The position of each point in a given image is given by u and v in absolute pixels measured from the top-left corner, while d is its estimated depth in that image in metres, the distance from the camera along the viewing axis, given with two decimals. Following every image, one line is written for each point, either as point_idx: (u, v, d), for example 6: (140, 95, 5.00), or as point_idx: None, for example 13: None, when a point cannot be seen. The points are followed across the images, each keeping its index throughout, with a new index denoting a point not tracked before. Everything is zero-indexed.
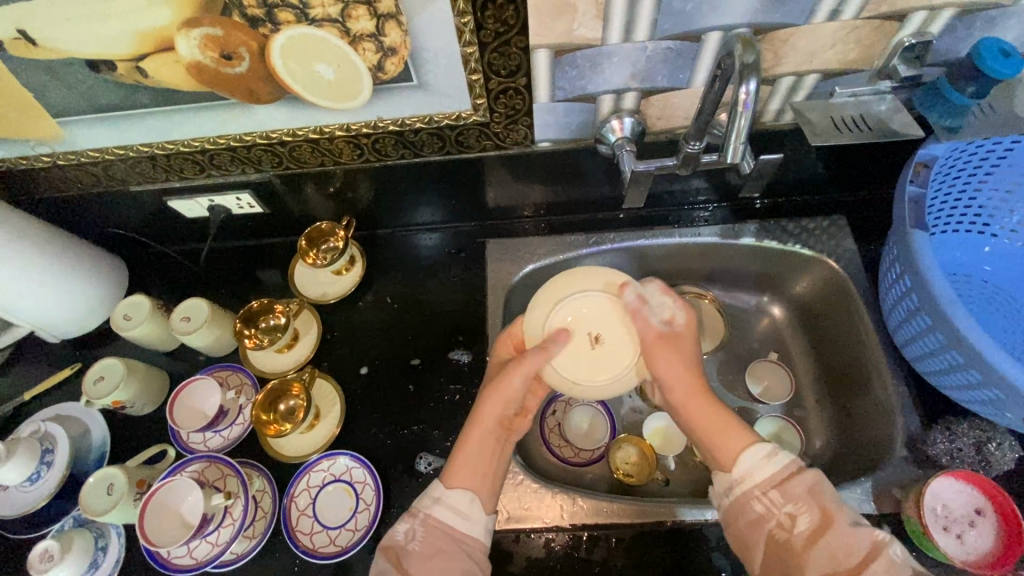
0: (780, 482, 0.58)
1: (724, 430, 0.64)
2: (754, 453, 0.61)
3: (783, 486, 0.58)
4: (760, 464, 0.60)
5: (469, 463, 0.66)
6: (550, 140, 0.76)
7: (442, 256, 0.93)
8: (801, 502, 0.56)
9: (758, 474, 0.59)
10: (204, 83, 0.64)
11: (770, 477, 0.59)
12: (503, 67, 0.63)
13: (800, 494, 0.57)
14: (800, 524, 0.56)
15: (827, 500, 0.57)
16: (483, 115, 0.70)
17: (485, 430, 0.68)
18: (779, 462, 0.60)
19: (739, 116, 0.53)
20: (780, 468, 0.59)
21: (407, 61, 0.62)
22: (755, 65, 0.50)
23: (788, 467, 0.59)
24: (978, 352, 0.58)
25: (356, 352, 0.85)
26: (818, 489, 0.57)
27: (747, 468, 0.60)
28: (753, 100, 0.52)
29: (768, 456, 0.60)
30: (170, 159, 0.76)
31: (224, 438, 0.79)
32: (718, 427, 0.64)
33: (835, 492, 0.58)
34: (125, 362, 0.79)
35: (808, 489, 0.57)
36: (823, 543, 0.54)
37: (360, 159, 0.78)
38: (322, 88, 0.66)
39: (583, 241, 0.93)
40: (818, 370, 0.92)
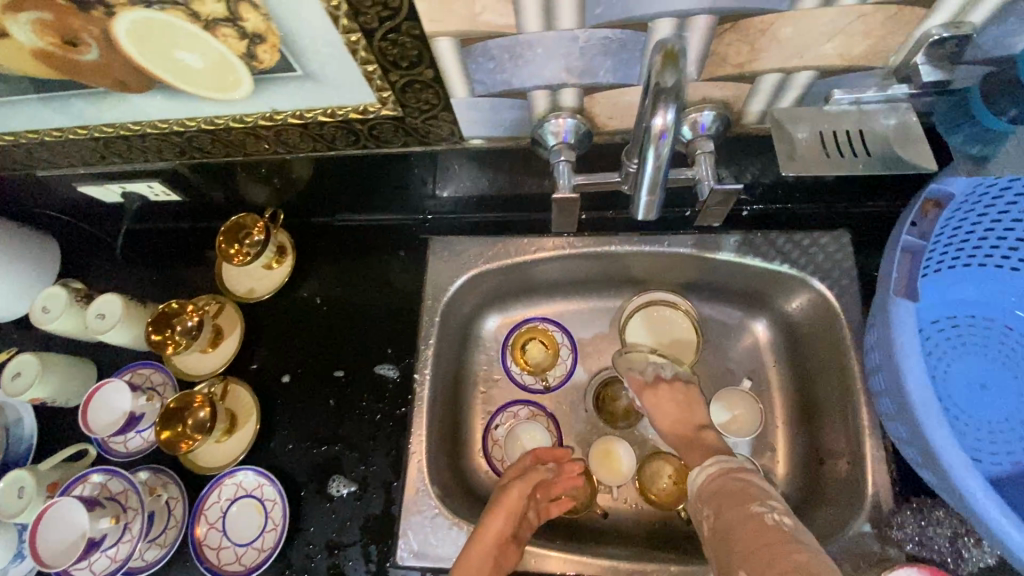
0: (708, 481, 0.70)
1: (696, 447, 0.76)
2: (741, 471, 0.69)
3: (711, 487, 0.69)
4: (705, 474, 0.71)
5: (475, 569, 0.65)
6: (481, 137, 0.63)
7: (382, 252, 0.84)
8: (715, 502, 0.67)
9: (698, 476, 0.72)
10: (58, 71, 0.55)
11: (706, 474, 0.71)
12: (401, 57, 0.51)
13: (717, 492, 0.67)
14: (714, 518, 0.65)
15: (748, 493, 0.65)
16: (395, 108, 0.59)
17: (483, 541, 0.67)
18: (709, 472, 0.71)
19: (654, 147, 0.41)
20: (715, 468, 0.70)
21: (282, 50, 0.51)
22: (675, 91, 0.37)
23: (717, 467, 0.70)
24: (945, 468, 0.50)
25: (281, 357, 0.80)
26: (725, 486, 0.67)
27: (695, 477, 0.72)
28: (673, 132, 0.39)
29: (707, 470, 0.71)
30: (64, 145, 0.68)
31: (144, 440, 0.76)
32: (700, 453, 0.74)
33: (746, 482, 0.67)
34: (40, 357, 0.76)
35: (721, 484, 0.68)
36: (729, 532, 0.62)
37: (268, 151, 0.68)
38: (192, 79, 0.55)
39: (538, 245, 0.82)
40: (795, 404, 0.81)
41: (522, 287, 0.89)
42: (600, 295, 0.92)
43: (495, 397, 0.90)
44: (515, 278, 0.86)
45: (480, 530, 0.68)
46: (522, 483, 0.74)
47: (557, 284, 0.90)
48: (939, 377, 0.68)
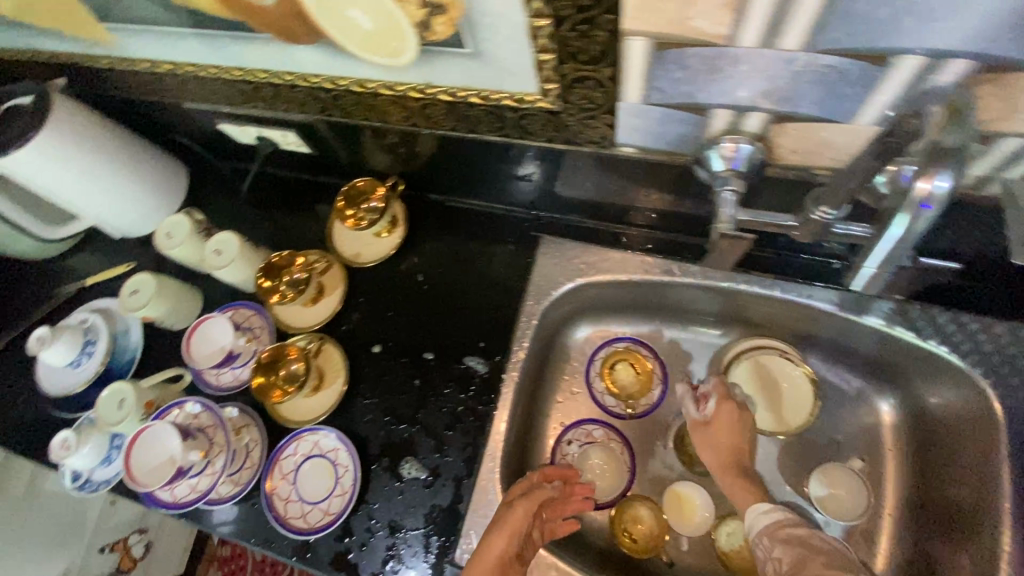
0: (773, 528, 0.62)
1: (739, 482, 0.71)
2: (761, 506, 0.65)
3: (780, 531, 0.62)
4: (763, 514, 0.65)
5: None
6: (635, 145, 0.58)
7: (491, 242, 0.81)
8: (784, 545, 0.60)
9: (761, 523, 0.64)
10: (233, 11, 0.54)
11: (767, 525, 0.63)
12: (583, 51, 0.47)
13: (790, 536, 0.60)
14: (784, 564, 0.58)
15: (817, 546, 0.58)
16: (555, 102, 0.55)
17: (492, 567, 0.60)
18: (770, 516, 0.64)
19: (913, 211, 0.43)
20: (776, 516, 0.64)
21: (459, 24, 0.47)
22: (959, 154, 0.39)
23: (781, 516, 0.63)
24: None
25: (375, 326, 0.79)
26: (789, 535, 0.60)
27: (756, 515, 0.65)
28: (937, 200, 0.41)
29: (768, 511, 0.65)
30: (216, 82, 0.69)
31: (235, 378, 0.78)
32: (740, 487, 0.70)
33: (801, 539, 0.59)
34: (157, 280, 0.78)
35: (798, 536, 0.60)
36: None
37: (407, 122, 0.66)
38: (359, 39, 0.53)
39: (656, 267, 0.75)
40: (734, 437, 0.73)
41: (625, 305, 0.84)
42: (704, 329, 0.86)
43: (573, 410, 0.86)
44: (619, 295, 0.82)
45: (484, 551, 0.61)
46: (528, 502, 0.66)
47: (665, 309, 0.84)
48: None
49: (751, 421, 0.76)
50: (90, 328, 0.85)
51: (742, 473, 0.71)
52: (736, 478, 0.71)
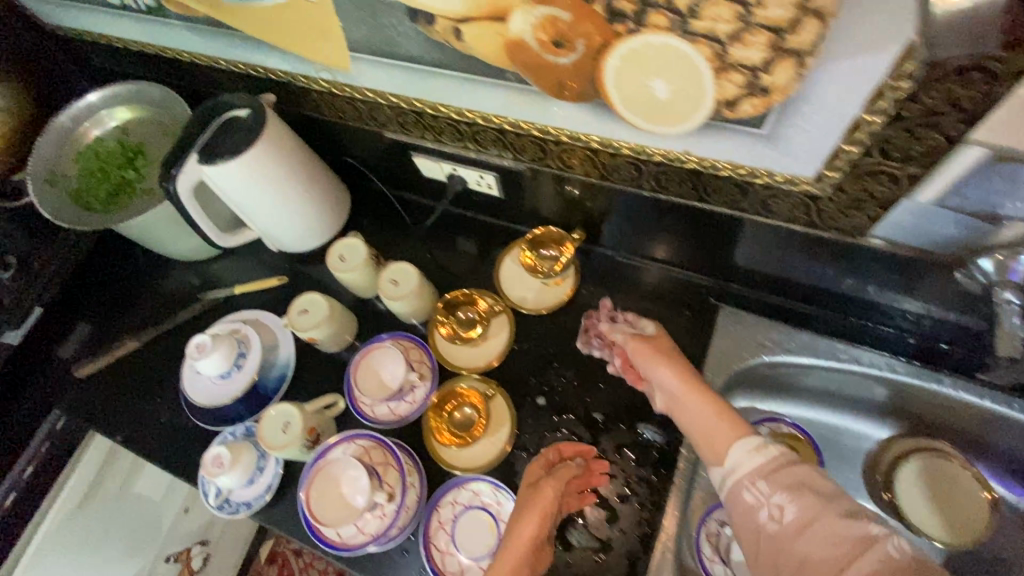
0: (771, 470, 0.48)
1: (697, 411, 0.57)
2: (741, 444, 0.51)
3: (768, 476, 0.48)
4: (748, 453, 0.51)
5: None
6: (887, 240, 0.58)
7: (665, 306, 0.80)
8: (791, 492, 0.46)
9: (745, 466, 0.50)
10: (515, 64, 0.54)
11: (757, 466, 0.49)
12: (900, 148, 0.46)
13: (792, 481, 0.47)
14: (788, 514, 0.45)
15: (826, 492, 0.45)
16: (823, 189, 0.54)
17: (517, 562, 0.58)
18: (755, 453, 0.50)
19: None
20: (770, 455, 0.50)
21: (774, 108, 0.47)
22: None
23: (770, 458, 0.49)
24: None
25: (540, 377, 0.77)
26: (786, 475, 0.47)
27: (737, 456, 0.51)
28: None
29: (755, 449, 0.51)
30: (436, 118, 0.69)
31: (391, 412, 0.76)
32: (701, 414, 0.57)
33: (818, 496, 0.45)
34: (329, 303, 0.78)
35: (801, 479, 0.47)
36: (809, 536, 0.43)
37: (631, 181, 0.66)
38: (643, 106, 0.52)
39: (847, 353, 0.73)
40: (681, 366, 0.63)
41: (787, 386, 0.83)
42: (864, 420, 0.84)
43: None
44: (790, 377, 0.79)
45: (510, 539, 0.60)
46: (557, 483, 0.63)
47: (828, 395, 0.83)
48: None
49: (669, 352, 0.65)
50: (242, 339, 0.83)
51: (717, 404, 0.57)
52: (726, 416, 0.56)
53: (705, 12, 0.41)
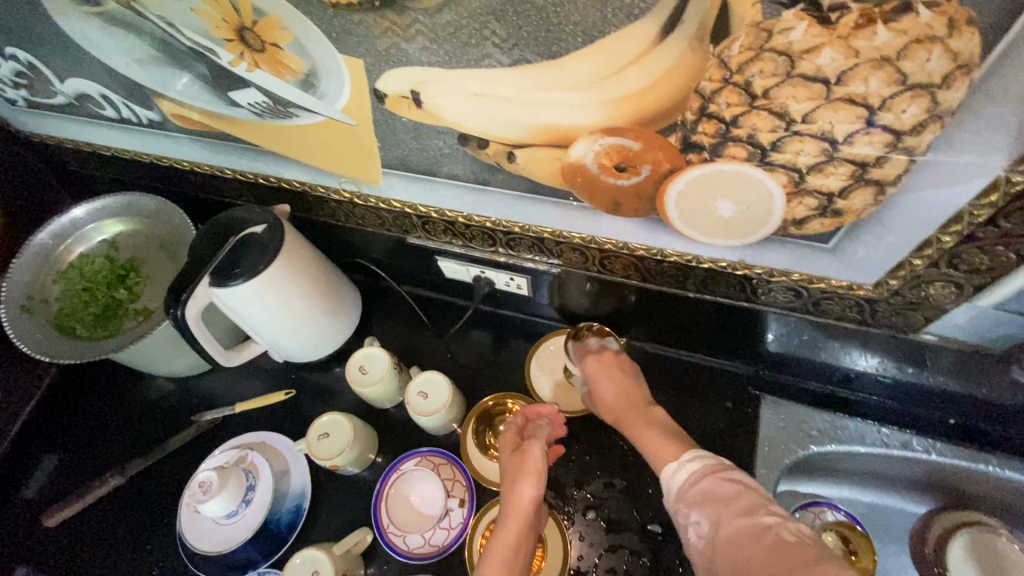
0: (697, 485, 0.54)
1: (653, 443, 0.62)
2: (673, 467, 0.58)
3: (692, 490, 0.54)
4: (680, 471, 0.57)
5: (504, 566, 0.56)
6: (939, 335, 0.58)
7: (704, 398, 0.78)
8: (705, 506, 0.52)
9: (676, 481, 0.56)
10: (571, 184, 0.53)
11: (689, 481, 0.55)
12: (968, 263, 0.47)
13: (706, 496, 0.53)
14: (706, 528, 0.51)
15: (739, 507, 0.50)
16: (880, 295, 0.54)
17: (510, 545, 0.57)
18: (691, 468, 0.57)
19: None
20: (690, 471, 0.56)
21: (845, 228, 0.47)
22: None
23: (694, 468, 0.56)
24: None
25: (586, 487, 0.72)
26: (716, 490, 0.53)
27: (668, 478, 0.58)
28: None
29: (675, 469, 0.58)
30: (468, 227, 0.67)
31: (427, 543, 0.68)
32: (651, 439, 0.63)
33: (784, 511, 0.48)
34: (352, 425, 0.71)
35: (712, 491, 0.53)
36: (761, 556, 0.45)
37: (675, 283, 0.65)
38: (705, 223, 0.52)
39: (895, 438, 0.72)
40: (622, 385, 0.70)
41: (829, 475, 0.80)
42: (902, 496, 0.82)
43: None
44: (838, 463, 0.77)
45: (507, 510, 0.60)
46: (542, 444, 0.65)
47: (868, 479, 0.82)
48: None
49: (628, 363, 0.72)
50: (249, 469, 0.74)
51: (665, 428, 0.64)
52: (674, 438, 0.62)
53: (789, 147, 0.41)
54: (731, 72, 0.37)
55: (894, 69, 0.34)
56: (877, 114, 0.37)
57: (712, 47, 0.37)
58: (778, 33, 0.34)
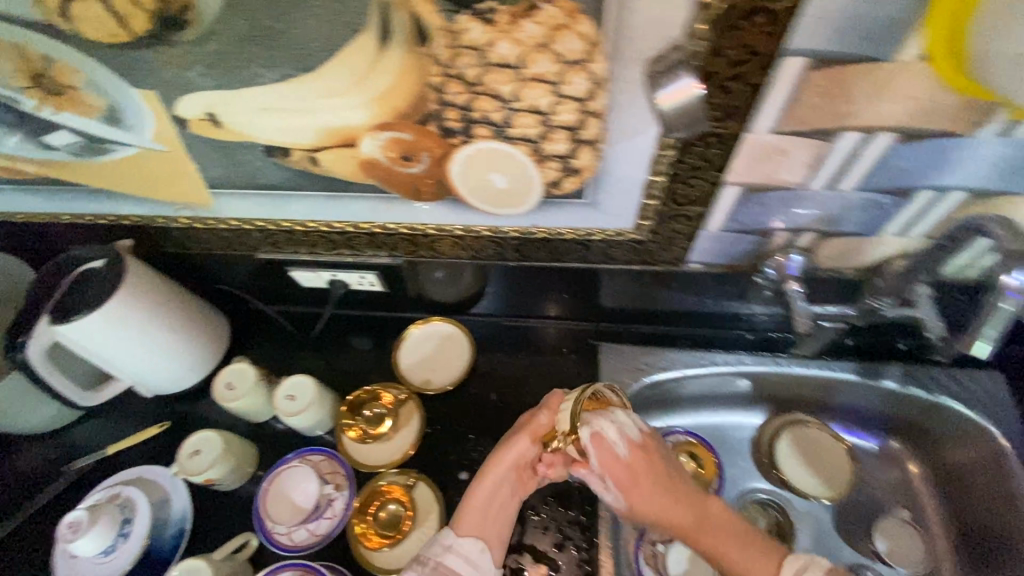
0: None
1: (733, 553, 0.63)
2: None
3: None
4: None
5: (477, 512, 0.67)
6: (702, 262, 0.72)
7: (556, 356, 0.88)
8: None
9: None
10: (372, 177, 0.61)
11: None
12: (685, 197, 0.60)
13: None
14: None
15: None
16: (643, 234, 0.68)
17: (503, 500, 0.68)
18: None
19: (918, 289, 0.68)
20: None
21: (588, 182, 0.59)
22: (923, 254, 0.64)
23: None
24: None
25: (457, 453, 0.80)
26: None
27: None
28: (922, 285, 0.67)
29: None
30: (307, 234, 0.74)
31: (312, 533, 0.72)
32: (723, 540, 0.63)
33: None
34: (223, 437, 0.74)
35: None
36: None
37: (497, 255, 0.75)
38: (488, 195, 0.62)
39: (705, 358, 0.86)
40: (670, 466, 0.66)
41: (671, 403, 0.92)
42: (740, 411, 0.96)
43: None
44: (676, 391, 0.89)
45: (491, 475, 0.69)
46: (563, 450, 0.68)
47: (705, 398, 0.95)
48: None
49: (655, 455, 0.65)
50: (125, 504, 0.75)
51: (694, 503, 0.65)
52: (728, 530, 0.64)
53: (516, 120, 0.52)
54: (446, 66, 0.47)
55: (553, 51, 0.45)
56: (560, 86, 0.48)
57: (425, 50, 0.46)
58: (463, 33, 0.44)
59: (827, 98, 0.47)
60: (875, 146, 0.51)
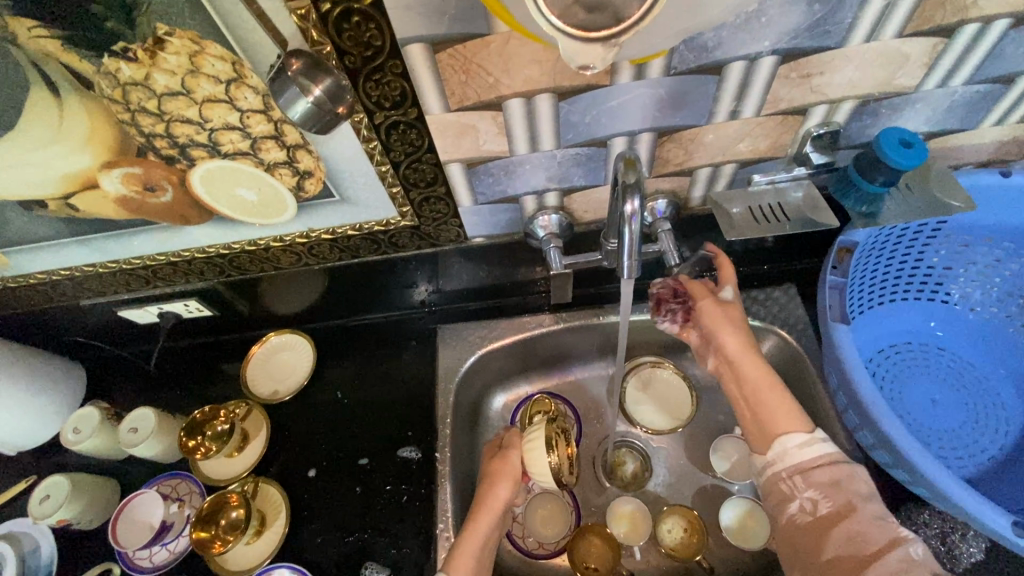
0: (812, 467, 0.56)
1: (777, 406, 0.61)
2: (795, 436, 0.58)
3: (816, 470, 0.55)
4: (798, 447, 0.58)
5: (469, 553, 0.67)
6: (482, 235, 0.76)
7: (398, 345, 0.93)
8: (827, 489, 0.54)
9: (793, 457, 0.57)
10: (133, 211, 0.66)
11: (802, 460, 0.57)
12: (420, 179, 0.64)
13: (831, 479, 0.54)
14: (821, 508, 0.53)
15: (857, 492, 0.53)
16: (412, 220, 0.71)
17: (489, 526, 0.70)
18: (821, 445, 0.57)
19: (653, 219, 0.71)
20: (823, 452, 0.56)
21: (326, 181, 0.63)
22: (663, 190, 0.69)
23: (827, 454, 0.56)
24: (902, 452, 0.55)
25: (307, 453, 0.84)
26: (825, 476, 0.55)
27: (786, 446, 0.58)
28: (664, 208, 0.70)
29: (804, 443, 0.57)
30: (114, 274, 0.78)
31: (168, 551, 0.77)
32: (778, 403, 0.61)
33: (841, 469, 0.55)
34: (70, 478, 0.78)
35: (837, 478, 0.54)
36: (839, 530, 0.51)
37: (299, 263, 0.79)
38: (247, 208, 0.67)
39: (535, 321, 0.91)
40: (745, 335, 0.67)
41: (523, 361, 0.94)
42: (593, 364, 0.97)
43: None
44: (518, 356, 0.93)
45: (485, 502, 0.72)
46: (517, 453, 0.77)
47: (554, 361, 0.97)
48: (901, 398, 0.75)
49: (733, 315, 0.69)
50: None
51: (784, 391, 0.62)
52: (790, 407, 0.61)
53: (221, 138, 0.57)
54: (125, 103, 0.53)
55: (205, 74, 0.51)
56: (235, 103, 0.53)
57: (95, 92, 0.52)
58: (118, 72, 0.50)
59: (467, 75, 0.53)
60: (542, 107, 0.56)
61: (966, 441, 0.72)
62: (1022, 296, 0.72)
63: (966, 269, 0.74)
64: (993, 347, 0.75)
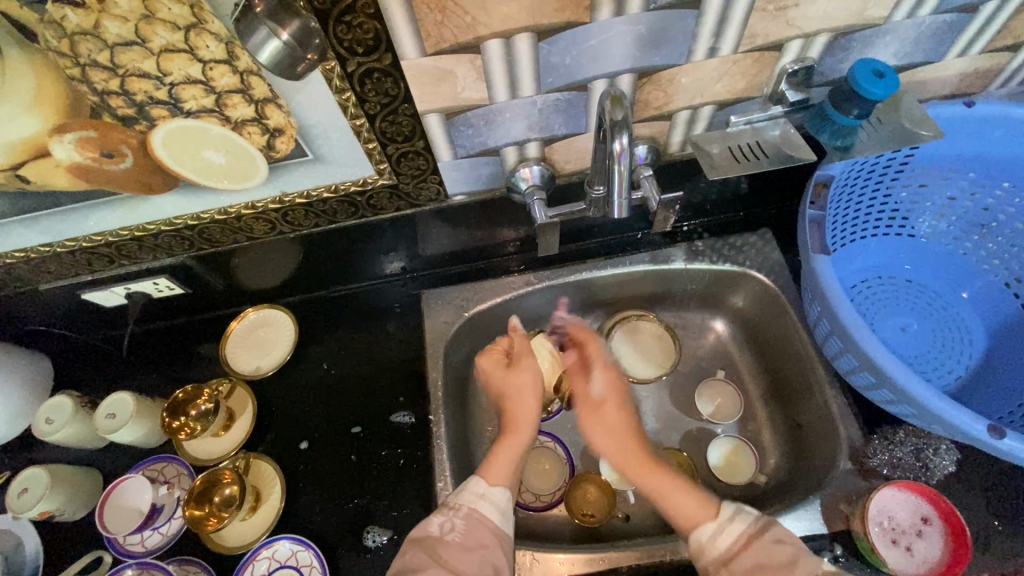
0: (733, 555, 0.62)
1: (680, 499, 0.69)
2: (707, 527, 0.65)
3: (736, 558, 0.61)
4: (712, 537, 0.64)
5: (504, 463, 0.74)
6: (463, 193, 0.75)
7: (381, 313, 0.92)
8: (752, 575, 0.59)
9: (713, 551, 0.63)
10: (90, 182, 0.62)
11: (723, 551, 0.63)
12: (397, 133, 0.62)
13: (753, 564, 0.60)
14: None
15: (782, 566, 0.59)
16: (390, 178, 0.69)
17: (517, 441, 0.76)
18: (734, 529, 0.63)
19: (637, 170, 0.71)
20: (736, 536, 0.63)
21: (297, 139, 0.61)
22: (643, 136, 0.69)
23: (741, 533, 0.63)
24: (883, 371, 0.58)
25: (297, 425, 0.83)
26: (767, 558, 0.60)
27: (703, 541, 0.64)
28: (645, 154, 0.70)
29: (716, 532, 0.64)
30: (74, 255, 0.73)
31: (160, 534, 0.76)
32: (673, 492, 0.70)
33: (791, 547, 0.60)
34: (48, 470, 0.75)
35: (761, 560, 0.60)
36: None
37: (273, 232, 0.75)
38: (215, 173, 0.64)
39: (518, 281, 0.90)
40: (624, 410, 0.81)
41: (510, 322, 0.94)
42: (579, 320, 0.98)
43: None
44: (502, 316, 0.93)
45: (516, 417, 0.78)
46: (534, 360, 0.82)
47: (540, 319, 0.97)
48: (878, 330, 0.78)
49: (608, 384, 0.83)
50: None
51: (677, 481, 0.71)
52: (688, 491, 0.70)
53: (182, 94, 0.54)
54: (74, 56, 0.50)
55: (161, 20, 0.48)
56: (196, 52, 0.51)
57: (38, 44, 0.49)
58: (64, 20, 0.48)
59: (443, 14, 0.51)
60: (521, 49, 0.55)
61: (935, 364, 0.76)
62: (981, 225, 0.76)
63: (930, 203, 0.77)
64: (956, 274, 0.79)
